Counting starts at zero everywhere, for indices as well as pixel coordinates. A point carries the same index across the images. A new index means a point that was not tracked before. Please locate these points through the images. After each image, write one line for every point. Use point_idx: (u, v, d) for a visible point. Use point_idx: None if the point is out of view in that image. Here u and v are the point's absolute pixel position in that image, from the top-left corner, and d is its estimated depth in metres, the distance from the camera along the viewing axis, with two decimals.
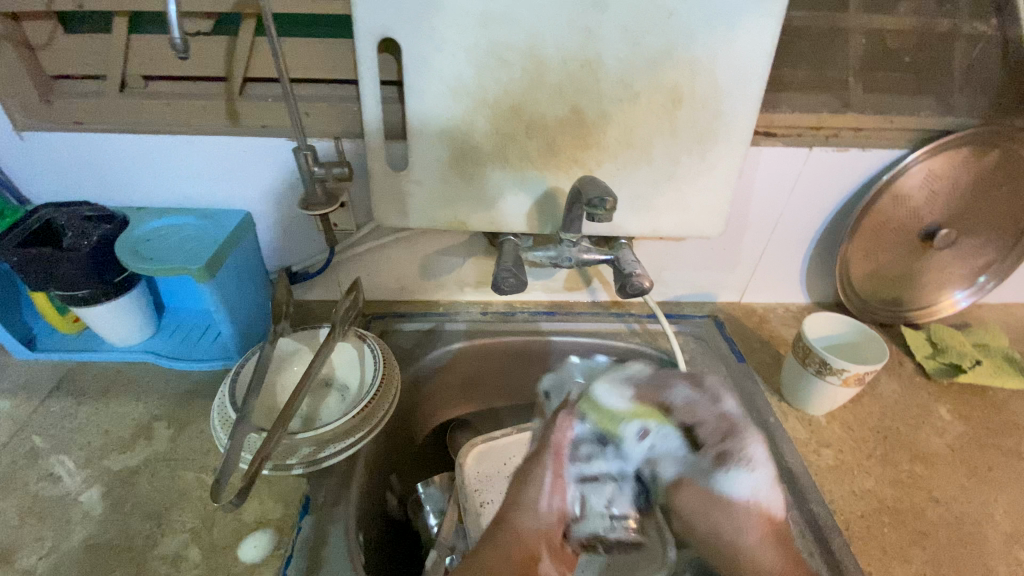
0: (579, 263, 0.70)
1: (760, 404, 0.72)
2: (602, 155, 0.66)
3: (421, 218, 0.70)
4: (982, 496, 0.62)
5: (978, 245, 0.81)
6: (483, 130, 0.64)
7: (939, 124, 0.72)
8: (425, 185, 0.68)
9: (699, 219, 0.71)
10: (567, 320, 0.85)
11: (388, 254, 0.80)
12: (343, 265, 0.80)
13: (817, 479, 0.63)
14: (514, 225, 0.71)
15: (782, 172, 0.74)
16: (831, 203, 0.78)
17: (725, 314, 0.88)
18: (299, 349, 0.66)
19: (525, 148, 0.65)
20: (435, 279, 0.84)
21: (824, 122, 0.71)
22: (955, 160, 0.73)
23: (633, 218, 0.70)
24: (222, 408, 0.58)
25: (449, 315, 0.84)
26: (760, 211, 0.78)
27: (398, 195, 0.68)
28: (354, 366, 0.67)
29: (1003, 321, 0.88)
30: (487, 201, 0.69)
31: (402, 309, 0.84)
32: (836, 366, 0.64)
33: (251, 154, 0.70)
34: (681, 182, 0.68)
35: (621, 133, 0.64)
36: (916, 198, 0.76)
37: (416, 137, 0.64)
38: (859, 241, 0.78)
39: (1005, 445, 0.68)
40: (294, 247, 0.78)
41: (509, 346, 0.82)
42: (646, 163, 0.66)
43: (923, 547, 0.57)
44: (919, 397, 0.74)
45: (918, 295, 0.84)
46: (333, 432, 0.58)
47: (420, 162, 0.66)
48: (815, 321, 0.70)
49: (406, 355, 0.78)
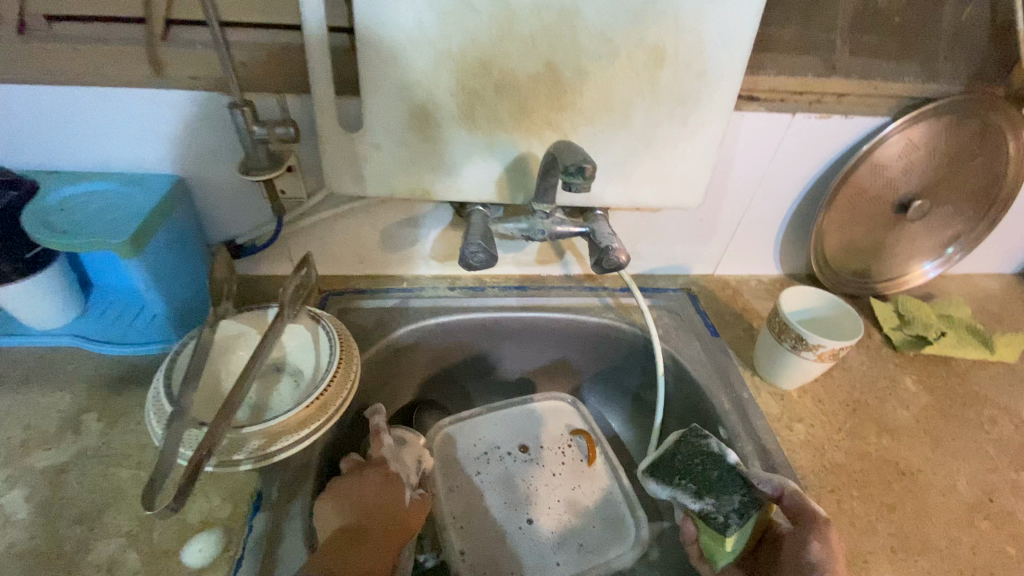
0: (552, 237, 0.65)
1: (734, 380, 0.71)
2: (578, 118, 0.60)
3: (379, 186, 0.64)
4: (945, 467, 0.63)
5: (948, 216, 0.81)
6: (446, 88, 0.58)
7: (921, 91, 0.70)
8: (383, 149, 0.61)
9: (678, 189, 0.67)
10: (539, 295, 0.81)
11: (345, 224, 0.73)
12: (294, 237, 0.73)
13: (790, 455, 0.63)
14: (481, 194, 0.66)
15: (764, 140, 0.71)
16: (810, 173, 0.76)
17: (699, 287, 0.86)
18: (246, 332, 0.60)
19: (494, 108, 0.59)
20: (397, 253, 0.78)
21: (809, 87, 0.67)
22: (935, 130, 0.71)
23: (609, 187, 0.66)
24: (156, 399, 0.52)
25: (413, 291, 0.79)
26: (739, 182, 0.75)
27: (353, 160, 0.62)
28: (309, 349, 0.61)
29: (964, 293, 0.90)
30: (452, 169, 0.63)
31: (362, 284, 0.78)
32: (812, 341, 0.63)
33: (183, 112, 0.61)
34: (659, 150, 0.63)
35: (598, 94, 0.59)
36: (894, 168, 0.74)
37: (372, 95, 0.58)
38: (835, 213, 0.76)
39: (966, 416, 0.69)
40: (237, 216, 0.70)
41: (478, 324, 0.78)
42: (625, 127, 0.61)
43: (890, 520, 0.57)
44: (886, 369, 0.75)
45: (887, 267, 0.84)
46: (285, 423, 0.53)
47: (378, 123, 0.59)
48: (791, 295, 0.68)
49: (368, 335, 0.73)
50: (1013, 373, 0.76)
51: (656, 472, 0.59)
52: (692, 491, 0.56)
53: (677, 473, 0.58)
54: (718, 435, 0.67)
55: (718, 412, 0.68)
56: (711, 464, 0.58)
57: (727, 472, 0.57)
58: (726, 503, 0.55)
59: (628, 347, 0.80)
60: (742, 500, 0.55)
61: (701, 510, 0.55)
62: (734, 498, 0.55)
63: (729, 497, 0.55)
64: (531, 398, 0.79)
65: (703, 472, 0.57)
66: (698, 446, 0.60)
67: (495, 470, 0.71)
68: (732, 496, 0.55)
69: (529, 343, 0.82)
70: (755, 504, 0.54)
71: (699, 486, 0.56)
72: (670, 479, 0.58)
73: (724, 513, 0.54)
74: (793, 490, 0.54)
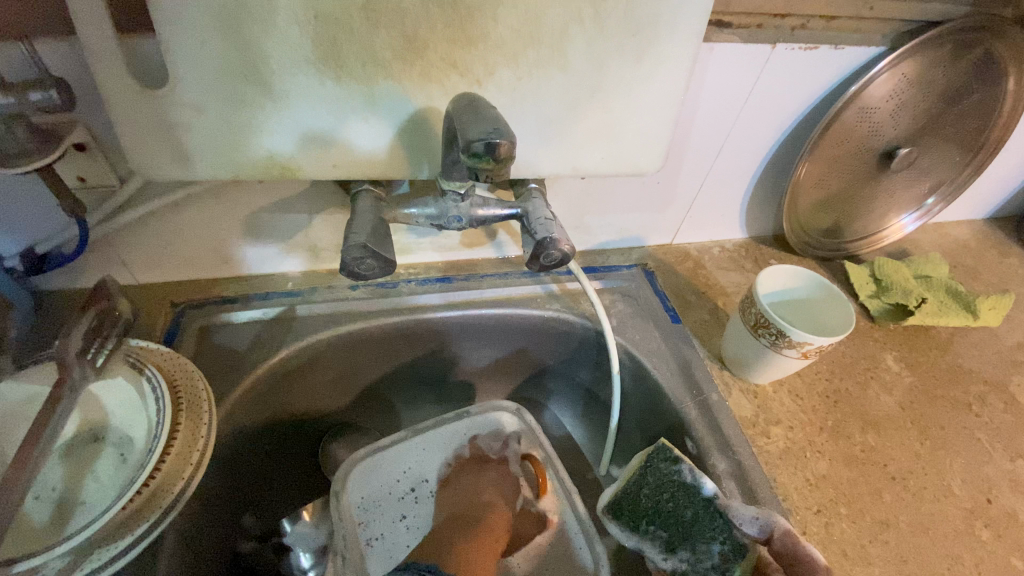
0: (473, 223, 0.49)
1: (701, 378, 0.60)
2: (493, 58, 0.43)
3: (217, 166, 0.45)
4: (937, 465, 0.55)
5: (933, 164, 0.70)
6: (287, 16, 0.38)
7: (921, 11, 0.56)
8: (209, 112, 0.42)
9: (632, 150, 0.51)
10: (467, 287, 0.65)
11: (190, 216, 0.53)
12: (117, 238, 0.53)
13: (768, 470, 0.53)
14: (369, 171, 0.48)
15: (735, 80, 0.56)
16: (786, 120, 0.62)
17: (657, 261, 0.73)
18: (39, 396, 0.42)
19: (367, 45, 0.40)
20: (275, 248, 0.59)
21: (791, 7, 0.52)
22: (932, 61, 0.59)
23: (542, 154, 0.49)
24: None
25: (302, 295, 0.61)
26: (703, 134, 0.60)
27: (166, 130, 0.42)
28: (137, 408, 0.43)
29: (938, 246, 0.82)
30: (320, 136, 0.44)
31: (232, 291, 0.60)
32: (796, 338, 0.51)
33: None
34: (606, 100, 0.47)
35: (519, 20, 0.41)
36: (882, 111, 0.61)
37: (170, 29, 0.37)
38: (812, 167, 0.64)
39: (953, 397, 0.62)
40: (20, 218, 0.49)
41: (392, 331, 0.62)
42: (559, 70, 0.44)
43: (884, 542, 0.49)
44: (865, 346, 0.66)
45: (864, 225, 0.74)
46: (97, 532, 0.37)
47: (190, 72, 0.39)
48: (767, 276, 0.56)
49: (241, 362, 0.55)
50: (995, 338, 0.69)
51: (621, 515, 0.53)
52: (662, 541, 0.51)
53: (645, 517, 0.52)
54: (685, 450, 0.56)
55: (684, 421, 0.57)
56: (684, 503, 0.50)
57: (703, 510, 0.49)
58: (703, 556, 0.48)
59: (577, 341, 0.67)
60: (720, 550, 0.48)
61: (672, 567, 0.50)
62: (712, 547, 0.48)
63: (707, 547, 0.48)
64: (468, 410, 0.62)
65: (672, 514, 0.51)
66: (668, 474, 0.52)
67: (424, 512, 0.58)
68: (708, 549, 0.48)
69: (458, 345, 0.67)
70: (737, 552, 0.47)
71: (670, 536, 0.51)
72: (637, 525, 0.52)
73: (702, 568, 0.48)
74: (784, 529, 0.45)
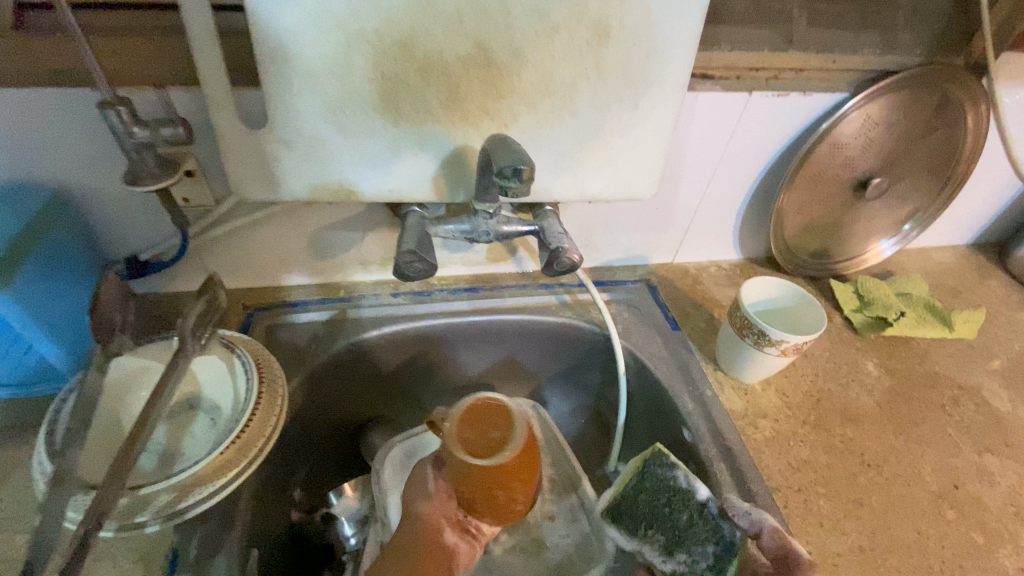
0: (498, 237, 0.59)
1: (696, 377, 0.68)
2: (517, 105, 0.54)
3: (296, 189, 0.56)
4: (909, 454, 0.62)
5: (906, 192, 0.79)
6: (362, 76, 0.50)
7: (880, 63, 0.66)
8: (296, 148, 0.53)
9: (632, 178, 0.62)
10: (491, 296, 0.75)
11: (266, 231, 0.65)
12: (207, 249, 0.65)
13: (755, 455, 0.61)
14: (415, 195, 0.59)
15: (720, 121, 0.66)
16: (767, 155, 0.72)
17: (659, 277, 0.82)
18: (150, 367, 0.52)
19: (420, 97, 0.52)
20: (330, 259, 0.70)
21: (764, 62, 0.63)
22: (893, 103, 0.68)
23: (557, 181, 0.60)
24: (38, 460, 0.44)
25: (351, 301, 0.72)
26: (695, 166, 0.71)
27: (261, 162, 0.54)
28: (225, 381, 0.54)
29: (921, 267, 0.90)
30: (378, 166, 0.56)
31: (293, 296, 0.71)
32: (775, 337, 0.60)
33: (45, 113, 0.51)
34: (609, 137, 0.58)
35: (538, 76, 0.52)
36: (852, 146, 0.71)
37: (275, 88, 0.49)
38: (793, 195, 0.73)
39: (928, 398, 0.69)
40: (138, 229, 0.61)
41: (427, 332, 0.72)
42: (570, 114, 0.55)
43: (857, 517, 0.56)
44: (848, 353, 0.73)
45: (848, 247, 0.82)
46: (197, 474, 0.47)
47: (285, 119, 0.51)
48: (752, 286, 0.65)
49: (301, 354, 0.66)
50: (970, 349, 0.76)
51: (619, 519, 0.56)
52: (660, 545, 0.54)
53: (644, 522, 0.55)
54: (683, 438, 0.64)
55: (681, 413, 0.64)
56: (681, 508, 0.54)
57: (697, 513, 0.53)
58: (698, 558, 0.52)
59: (587, 346, 0.76)
60: (714, 551, 0.52)
61: (672, 569, 0.53)
62: (706, 548, 0.52)
63: (700, 548, 0.52)
64: None
65: (669, 519, 0.54)
66: (664, 479, 0.55)
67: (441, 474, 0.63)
68: (702, 551, 0.52)
69: (482, 348, 0.76)
70: (727, 551, 0.52)
71: (668, 539, 0.53)
72: (636, 530, 0.55)
73: (697, 569, 0.52)
74: (772, 528, 0.50)
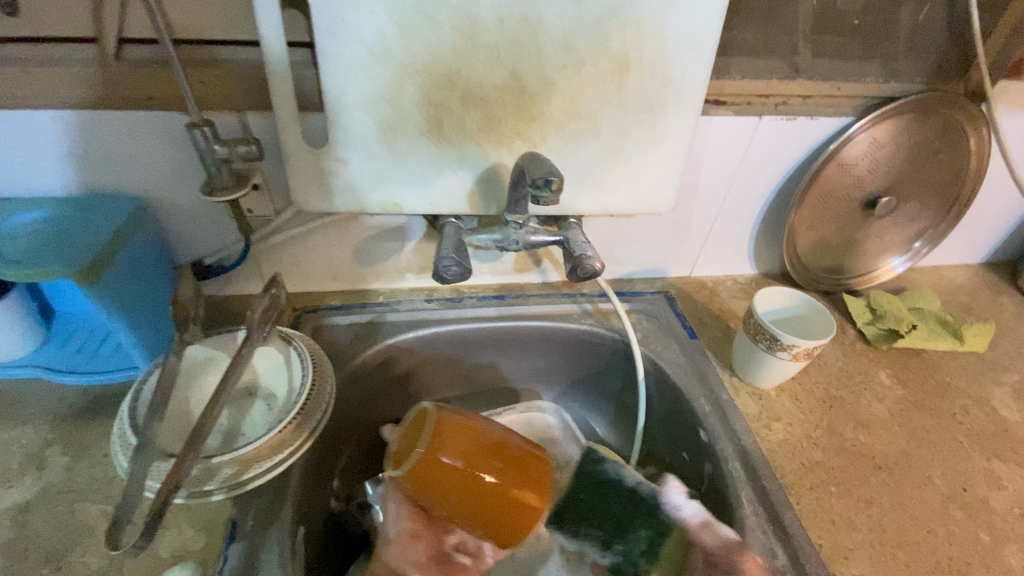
0: (527, 246, 0.65)
1: (713, 381, 0.72)
2: (547, 127, 0.60)
3: (349, 202, 0.63)
4: (918, 459, 0.66)
5: (915, 211, 0.82)
6: (412, 102, 0.57)
7: (884, 90, 0.71)
8: (350, 165, 0.60)
9: (651, 194, 0.67)
10: (518, 304, 0.81)
11: (317, 240, 0.72)
12: (264, 256, 0.72)
13: (770, 455, 0.64)
14: (453, 207, 0.65)
15: (732, 143, 0.71)
16: (778, 174, 0.76)
17: (676, 289, 0.86)
18: (216, 356, 0.59)
19: (461, 120, 0.59)
20: (372, 267, 0.77)
21: (773, 89, 0.68)
22: (898, 128, 0.73)
23: (581, 196, 0.66)
24: (121, 431, 0.50)
25: (389, 306, 0.78)
26: (710, 184, 0.76)
27: (320, 177, 0.61)
28: (281, 371, 0.60)
29: (933, 285, 0.92)
30: (421, 181, 0.62)
31: (337, 300, 0.77)
32: (787, 342, 0.64)
33: (138, 132, 0.59)
34: (629, 157, 0.64)
35: (565, 102, 0.59)
36: (860, 167, 0.75)
37: (336, 113, 0.57)
38: (805, 212, 0.77)
39: (938, 408, 0.72)
40: (205, 236, 0.69)
41: (458, 336, 0.78)
42: (594, 136, 0.61)
43: (868, 515, 0.59)
44: (860, 363, 0.77)
45: (860, 263, 0.86)
46: (257, 450, 0.52)
47: (343, 139, 0.58)
48: (765, 296, 0.69)
49: (344, 353, 0.72)
50: (980, 363, 0.79)
51: (561, 521, 0.58)
52: (600, 540, 0.56)
53: (584, 520, 0.57)
54: (700, 438, 0.67)
55: (699, 415, 0.68)
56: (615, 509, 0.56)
57: (630, 501, 0.57)
58: (633, 544, 0.55)
59: (608, 352, 0.80)
60: (647, 535, 0.55)
61: (612, 560, 0.56)
62: (640, 534, 0.56)
63: (633, 534, 0.56)
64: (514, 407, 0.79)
65: (608, 513, 0.57)
66: (596, 474, 0.59)
67: None
68: (636, 536, 0.55)
69: (508, 353, 0.81)
70: (660, 536, 0.55)
71: (605, 533, 0.56)
72: (576, 529, 0.57)
73: (633, 556, 0.55)
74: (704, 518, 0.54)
